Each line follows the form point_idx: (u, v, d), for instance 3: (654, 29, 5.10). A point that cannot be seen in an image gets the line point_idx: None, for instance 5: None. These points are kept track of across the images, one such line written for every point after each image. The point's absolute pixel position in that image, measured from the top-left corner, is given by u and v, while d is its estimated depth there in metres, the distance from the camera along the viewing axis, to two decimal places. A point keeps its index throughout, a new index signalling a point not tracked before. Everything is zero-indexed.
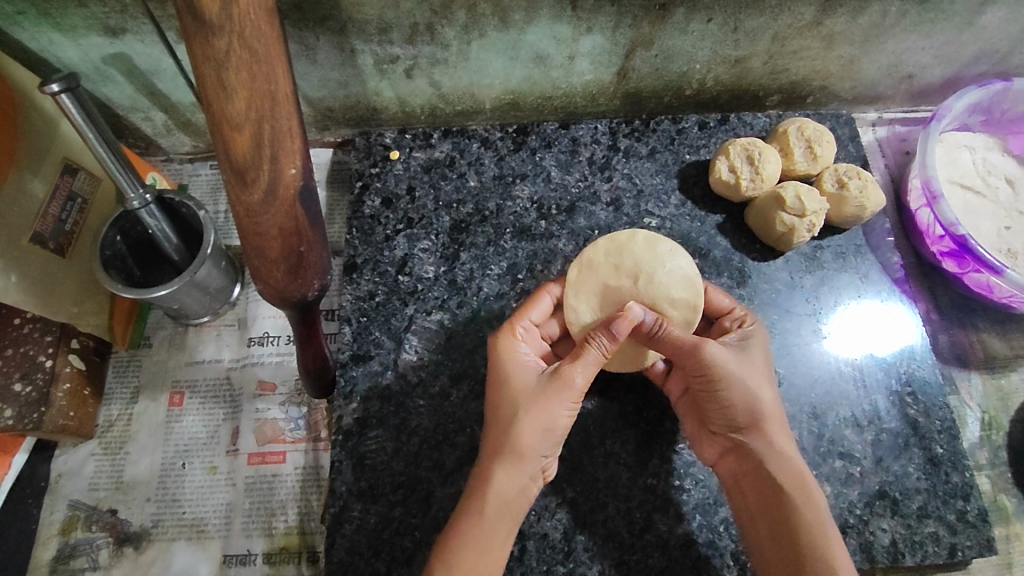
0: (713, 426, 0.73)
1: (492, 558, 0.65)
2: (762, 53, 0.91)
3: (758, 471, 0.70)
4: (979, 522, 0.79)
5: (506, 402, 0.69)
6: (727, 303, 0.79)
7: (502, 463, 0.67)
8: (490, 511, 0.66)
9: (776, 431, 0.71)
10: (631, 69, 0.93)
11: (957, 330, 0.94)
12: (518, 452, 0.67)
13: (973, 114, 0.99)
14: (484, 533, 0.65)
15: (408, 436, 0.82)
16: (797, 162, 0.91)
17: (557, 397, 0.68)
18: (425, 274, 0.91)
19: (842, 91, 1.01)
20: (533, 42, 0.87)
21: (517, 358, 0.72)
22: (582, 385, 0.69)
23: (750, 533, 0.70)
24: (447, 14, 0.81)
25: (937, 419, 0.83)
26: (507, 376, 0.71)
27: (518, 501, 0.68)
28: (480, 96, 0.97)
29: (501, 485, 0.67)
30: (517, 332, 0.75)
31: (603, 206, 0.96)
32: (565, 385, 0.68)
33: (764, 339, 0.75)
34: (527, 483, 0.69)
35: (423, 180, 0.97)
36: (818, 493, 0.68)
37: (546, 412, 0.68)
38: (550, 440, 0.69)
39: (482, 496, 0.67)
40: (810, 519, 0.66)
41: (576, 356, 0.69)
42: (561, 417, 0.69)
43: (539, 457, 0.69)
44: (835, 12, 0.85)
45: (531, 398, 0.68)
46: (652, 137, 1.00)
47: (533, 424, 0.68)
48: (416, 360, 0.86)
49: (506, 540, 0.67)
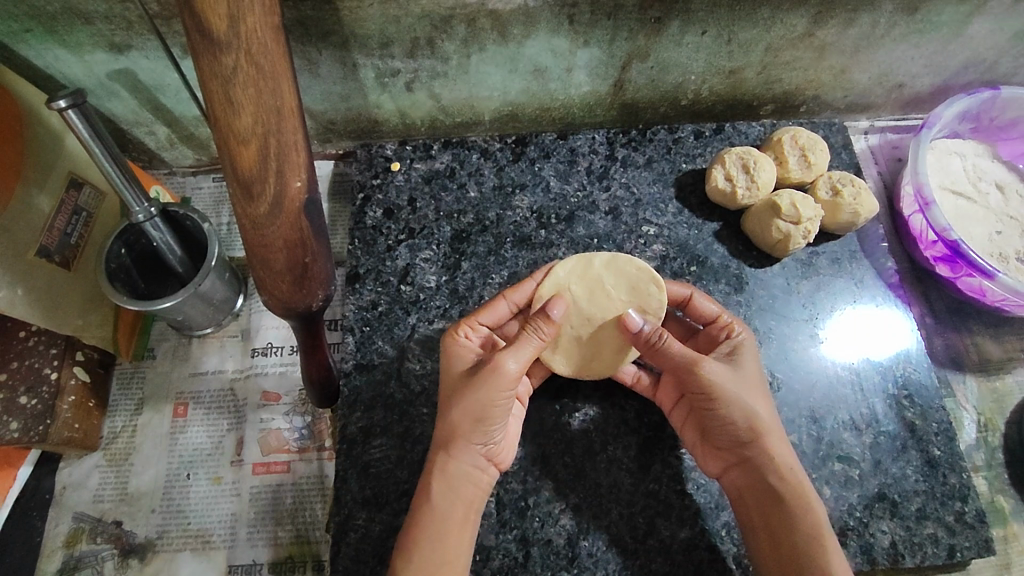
0: (716, 443, 0.74)
1: (450, 548, 0.68)
2: (756, 64, 0.93)
3: (763, 489, 0.71)
4: (977, 523, 0.80)
5: (446, 395, 0.72)
6: (714, 310, 0.80)
7: (443, 454, 0.70)
8: (438, 499, 0.69)
9: (776, 442, 0.72)
10: (628, 80, 0.94)
11: (952, 333, 0.95)
12: (456, 440, 0.70)
13: (963, 121, 1.02)
14: (434, 522, 0.68)
15: (412, 444, 0.82)
16: (792, 170, 0.94)
17: (487, 385, 0.68)
18: (427, 283, 0.92)
19: (834, 100, 1.03)
20: (530, 55, 0.88)
21: (463, 352, 0.74)
22: (515, 372, 0.68)
23: (754, 544, 0.72)
24: (448, 29, 0.82)
25: (934, 422, 0.84)
26: (448, 368, 0.73)
27: (466, 489, 0.71)
28: (479, 109, 0.98)
29: (450, 472, 0.70)
30: (460, 333, 0.76)
31: (602, 214, 0.97)
32: (496, 373, 0.68)
33: (753, 351, 0.76)
34: (469, 469, 0.71)
35: (423, 192, 0.99)
36: (816, 508, 0.69)
37: (476, 398, 0.68)
38: (485, 428, 0.70)
39: (429, 485, 0.70)
40: (810, 533, 0.68)
41: (512, 345, 0.70)
42: (495, 403, 0.69)
43: (477, 445, 0.71)
44: (826, 23, 0.87)
45: (464, 386, 0.69)
46: (649, 146, 1.02)
47: (466, 409, 0.68)
48: (419, 369, 0.87)
49: (458, 530, 0.70)
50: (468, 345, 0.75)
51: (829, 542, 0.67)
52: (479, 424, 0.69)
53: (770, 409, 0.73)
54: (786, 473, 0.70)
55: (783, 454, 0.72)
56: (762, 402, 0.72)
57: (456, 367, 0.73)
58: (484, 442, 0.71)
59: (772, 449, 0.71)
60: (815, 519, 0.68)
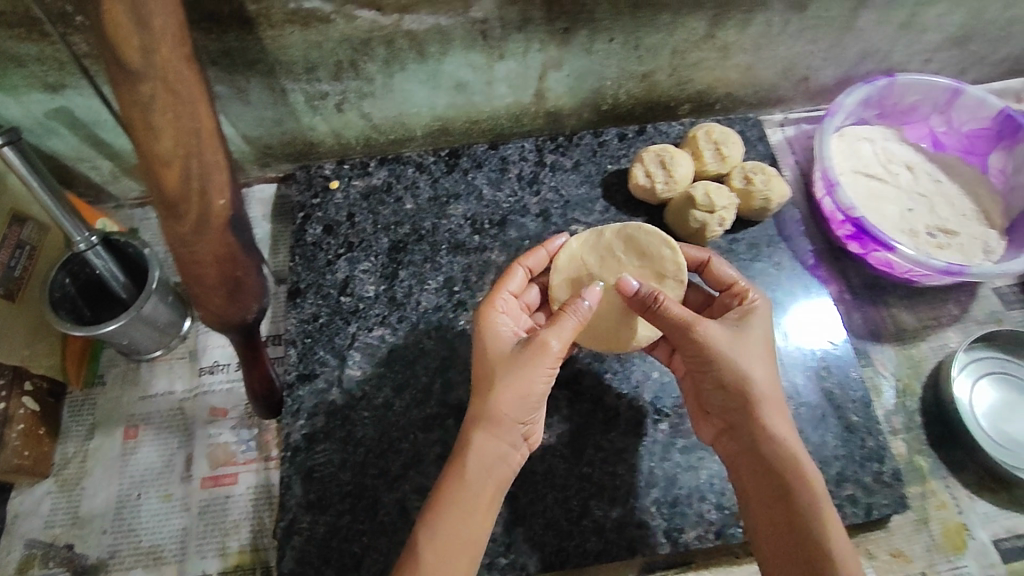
0: (710, 408, 0.77)
1: (468, 529, 0.66)
2: (666, 67, 0.98)
3: (761, 457, 0.70)
4: (894, 482, 0.84)
5: (485, 370, 0.72)
6: (730, 277, 0.83)
7: (482, 431, 0.69)
8: (470, 478, 0.68)
9: (770, 410, 0.72)
10: (547, 89, 0.99)
11: (869, 307, 1.01)
12: (495, 417, 0.69)
13: (867, 108, 1.08)
14: (461, 499, 0.67)
15: (354, 446, 0.86)
16: (708, 163, 0.99)
17: (531, 362, 0.70)
18: (366, 293, 0.96)
19: (746, 97, 1.08)
20: (451, 71, 0.93)
21: (494, 319, 0.76)
22: (557, 350, 0.70)
23: (749, 518, 0.70)
24: (368, 51, 0.87)
25: (851, 390, 0.89)
26: (485, 344, 0.73)
27: (500, 469, 0.70)
28: (410, 125, 1.03)
29: (482, 451, 0.69)
30: (496, 304, 0.78)
31: (532, 217, 1.02)
32: (541, 349, 0.70)
33: (766, 318, 0.76)
34: (505, 449, 0.70)
35: (362, 206, 1.03)
36: (814, 481, 0.67)
37: (523, 375, 0.69)
38: (527, 406, 0.70)
39: (461, 459, 0.69)
40: (804, 503, 0.66)
41: (554, 324, 0.72)
42: (542, 380, 0.70)
43: (517, 423, 0.70)
44: (724, 25, 0.92)
45: (507, 362, 0.70)
46: (575, 150, 1.07)
47: (510, 385, 0.69)
48: (359, 375, 0.90)
49: (485, 510, 0.68)
50: (501, 318, 0.76)
51: (826, 515, 0.65)
52: (523, 403, 0.69)
53: (773, 377, 0.73)
54: (782, 441, 0.70)
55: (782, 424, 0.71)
56: (764, 369, 0.73)
57: (494, 341, 0.73)
58: (524, 421, 0.71)
59: (770, 417, 0.71)
60: (813, 489, 0.66)
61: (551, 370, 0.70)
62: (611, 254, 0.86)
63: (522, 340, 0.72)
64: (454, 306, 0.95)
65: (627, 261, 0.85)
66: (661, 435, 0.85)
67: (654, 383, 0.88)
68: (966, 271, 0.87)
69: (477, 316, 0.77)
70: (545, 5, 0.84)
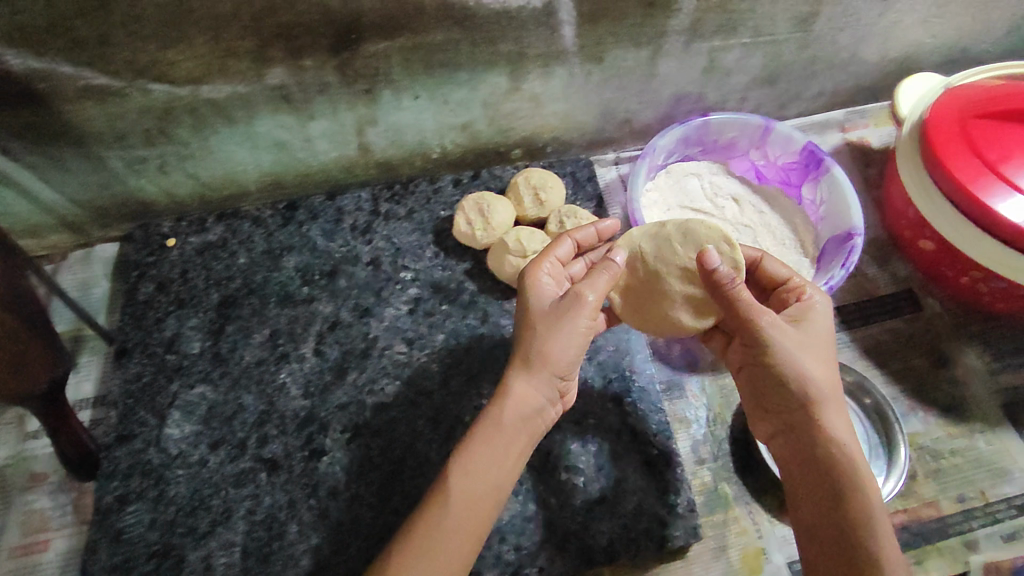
0: (768, 406, 0.78)
1: (509, 463, 0.76)
2: (483, 118, 1.01)
3: (824, 466, 0.71)
4: (687, 514, 0.90)
5: (527, 323, 0.80)
6: (787, 273, 0.83)
7: (517, 372, 0.78)
8: (507, 427, 0.76)
9: (830, 411, 0.73)
10: (369, 143, 1.02)
11: (689, 339, 1.07)
12: (531, 363, 0.78)
13: (689, 146, 1.13)
14: (493, 448, 0.75)
15: (165, 505, 0.88)
16: (527, 208, 1.04)
17: (570, 312, 0.78)
18: (192, 350, 0.99)
19: (574, 139, 1.12)
20: (265, 132, 0.95)
21: (538, 280, 0.83)
22: (594, 302, 0.79)
23: (797, 518, 0.73)
24: (173, 118, 0.89)
25: (654, 423, 0.96)
26: (527, 300, 0.81)
27: (535, 416, 0.79)
28: (242, 181, 1.05)
29: (524, 395, 0.78)
30: (542, 268, 0.84)
31: (363, 266, 1.05)
32: (575, 301, 0.78)
33: (825, 315, 0.77)
34: (534, 397, 0.79)
35: (196, 263, 1.05)
36: (870, 495, 0.69)
37: (565, 327, 0.78)
38: (571, 355, 0.79)
39: (499, 410, 0.77)
40: (865, 521, 0.67)
41: (588, 278, 0.80)
42: (579, 332, 0.79)
43: (557, 373, 0.79)
44: (526, 78, 0.94)
45: (546, 318, 0.79)
46: (411, 198, 1.11)
47: (553, 337, 0.78)
48: (177, 434, 0.93)
49: (515, 461, 0.76)
50: (542, 280, 0.83)
51: (881, 530, 0.67)
52: (580, 349, 0.79)
53: (833, 371, 0.74)
54: (849, 448, 0.71)
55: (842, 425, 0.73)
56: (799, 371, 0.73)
57: (536, 300, 0.81)
58: (562, 374, 0.80)
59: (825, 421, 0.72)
60: (869, 503, 0.68)
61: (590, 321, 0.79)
62: (669, 251, 0.85)
63: (560, 300, 0.80)
64: (276, 358, 0.99)
65: (677, 248, 0.85)
66: None
67: (464, 428, 0.94)
68: None
69: (522, 278, 0.84)
70: (339, 70, 0.86)
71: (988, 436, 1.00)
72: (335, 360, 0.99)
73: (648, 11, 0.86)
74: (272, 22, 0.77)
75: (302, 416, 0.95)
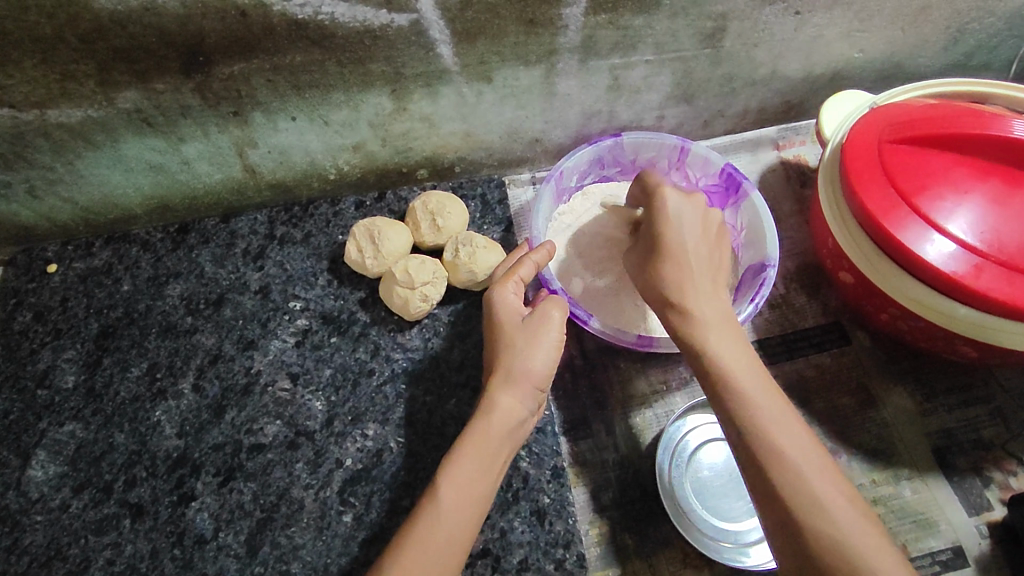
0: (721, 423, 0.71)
1: (486, 482, 0.75)
2: (374, 139, 0.97)
3: (746, 446, 0.67)
4: (575, 569, 0.84)
5: (502, 340, 0.82)
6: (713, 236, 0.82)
7: (502, 378, 0.80)
8: (495, 434, 0.77)
9: (770, 422, 0.67)
10: (255, 165, 0.97)
11: (600, 372, 0.98)
12: (519, 376, 0.79)
13: (605, 166, 1.07)
14: (484, 456, 0.75)
15: (18, 555, 0.83)
16: (425, 235, 0.97)
17: (544, 329, 0.81)
18: (64, 384, 0.93)
19: (483, 160, 1.07)
20: (135, 155, 0.91)
21: (506, 296, 0.84)
22: (561, 320, 0.83)
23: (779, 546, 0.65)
24: (27, 143, 0.85)
25: (548, 468, 0.89)
26: (500, 318, 0.83)
27: (517, 431, 0.79)
28: (124, 205, 1.00)
29: (509, 408, 0.78)
30: (509, 284, 0.85)
31: (251, 294, 0.99)
32: (547, 320, 0.82)
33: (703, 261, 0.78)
34: (525, 416, 0.80)
35: (77, 290, 1.00)
36: (802, 463, 0.64)
37: (538, 343, 0.80)
38: (543, 368, 0.80)
39: (489, 417, 0.77)
40: (814, 497, 0.62)
41: (554, 299, 0.84)
42: (551, 346, 0.81)
43: (535, 391, 0.80)
44: (410, 97, 0.90)
45: (523, 333, 0.81)
46: (309, 222, 1.05)
47: (529, 351, 0.80)
48: (40, 475, 0.87)
49: (498, 470, 0.77)
50: (510, 295, 0.85)
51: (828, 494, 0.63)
52: (550, 370, 0.81)
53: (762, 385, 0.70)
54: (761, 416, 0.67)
55: (762, 386, 0.70)
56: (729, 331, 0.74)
57: (507, 313, 0.83)
58: (541, 391, 0.81)
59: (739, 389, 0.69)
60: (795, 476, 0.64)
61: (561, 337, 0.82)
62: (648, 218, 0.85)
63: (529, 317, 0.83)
64: (153, 394, 0.92)
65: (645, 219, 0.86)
66: (343, 528, 0.84)
67: (343, 472, 0.87)
68: (653, 345, 0.89)
69: (487, 298, 0.85)
70: (197, 92, 0.82)
71: (915, 483, 0.91)
72: (213, 396, 0.92)
73: (531, 29, 0.84)
74: (106, 45, 0.74)
75: (173, 458, 0.88)
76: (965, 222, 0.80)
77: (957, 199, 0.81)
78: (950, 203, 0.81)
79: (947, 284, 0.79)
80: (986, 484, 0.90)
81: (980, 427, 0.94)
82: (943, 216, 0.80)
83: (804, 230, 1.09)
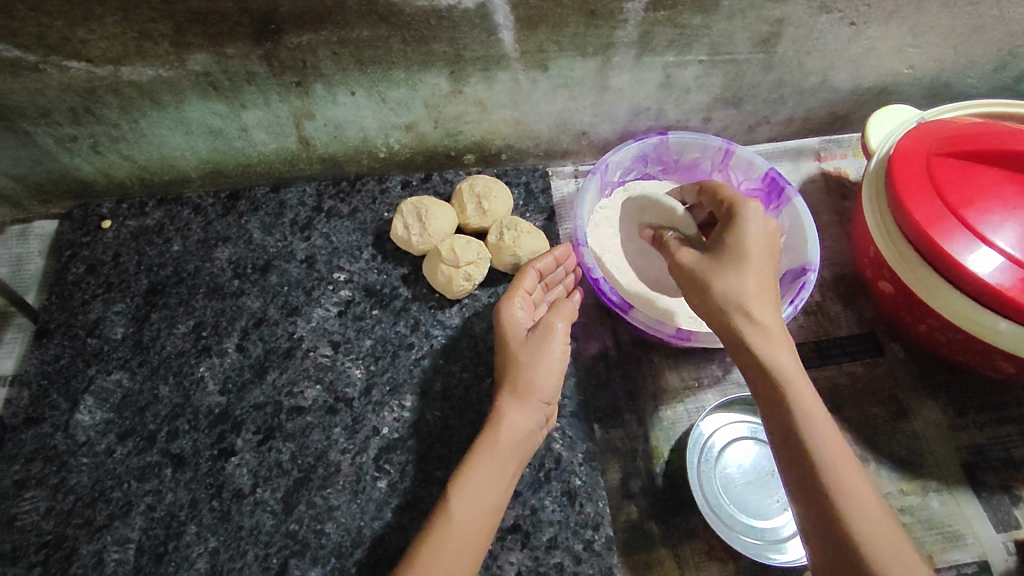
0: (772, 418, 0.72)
1: (496, 493, 0.76)
2: (427, 119, 0.99)
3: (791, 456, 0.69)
4: (603, 551, 0.86)
5: (508, 353, 0.85)
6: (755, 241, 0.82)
7: (508, 391, 0.82)
8: (502, 446, 0.79)
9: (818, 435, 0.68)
10: (310, 137, 1.00)
11: (633, 364, 0.99)
12: (521, 389, 0.82)
13: (648, 163, 1.08)
14: (492, 469, 0.77)
15: (63, 494, 0.86)
16: (470, 216, 0.99)
17: (546, 340, 0.84)
18: (113, 335, 0.96)
19: (529, 149, 1.09)
20: (197, 118, 0.94)
21: (512, 313, 0.88)
22: (563, 330, 0.85)
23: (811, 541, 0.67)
24: (98, 98, 0.88)
25: (579, 453, 0.91)
26: (505, 332, 0.87)
27: (525, 443, 0.81)
28: (181, 167, 1.03)
29: (515, 420, 0.80)
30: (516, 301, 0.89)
31: (297, 262, 1.02)
32: (548, 331, 0.85)
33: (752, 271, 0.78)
34: (533, 431, 0.82)
35: (129, 246, 1.03)
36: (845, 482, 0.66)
37: (540, 355, 0.83)
38: (547, 381, 0.83)
39: (497, 429, 0.80)
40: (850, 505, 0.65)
41: (556, 310, 0.87)
42: (553, 356, 0.84)
43: (541, 403, 0.82)
44: (467, 81, 0.93)
45: (525, 348, 0.84)
46: (356, 197, 1.07)
47: (529, 364, 0.83)
48: (87, 420, 0.90)
49: (507, 482, 0.78)
50: (517, 311, 0.88)
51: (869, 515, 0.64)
52: (556, 381, 0.83)
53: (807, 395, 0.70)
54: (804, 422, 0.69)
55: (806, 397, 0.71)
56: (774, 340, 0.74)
57: (512, 327, 0.87)
58: (547, 401, 0.83)
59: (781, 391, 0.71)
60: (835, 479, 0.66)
61: (563, 345, 0.85)
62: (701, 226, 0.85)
63: (532, 330, 0.86)
64: (198, 351, 0.95)
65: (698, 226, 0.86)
66: (377, 493, 0.86)
67: (379, 440, 0.89)
68: (692, 338, 0.90)
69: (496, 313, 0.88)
70: (265, 60, 0.85)
71: (942, 495, 0.92)
72: (256, 357, 0.94)
73: (591, 21, 0.86)
74: (183, 7, 0.77)
75: (215, 413, 0.91)
76: (1011, 236, 0.81)
77: (1005, 214, 0.82)
78: (998, 217, 0.82)
79: (992, 298, 0.80)
80: (1014, 502, 0.91)
81: (1010, 446, 0.95)
82: (989, 230, 0.81)
83: (842, 241, 1.10)
